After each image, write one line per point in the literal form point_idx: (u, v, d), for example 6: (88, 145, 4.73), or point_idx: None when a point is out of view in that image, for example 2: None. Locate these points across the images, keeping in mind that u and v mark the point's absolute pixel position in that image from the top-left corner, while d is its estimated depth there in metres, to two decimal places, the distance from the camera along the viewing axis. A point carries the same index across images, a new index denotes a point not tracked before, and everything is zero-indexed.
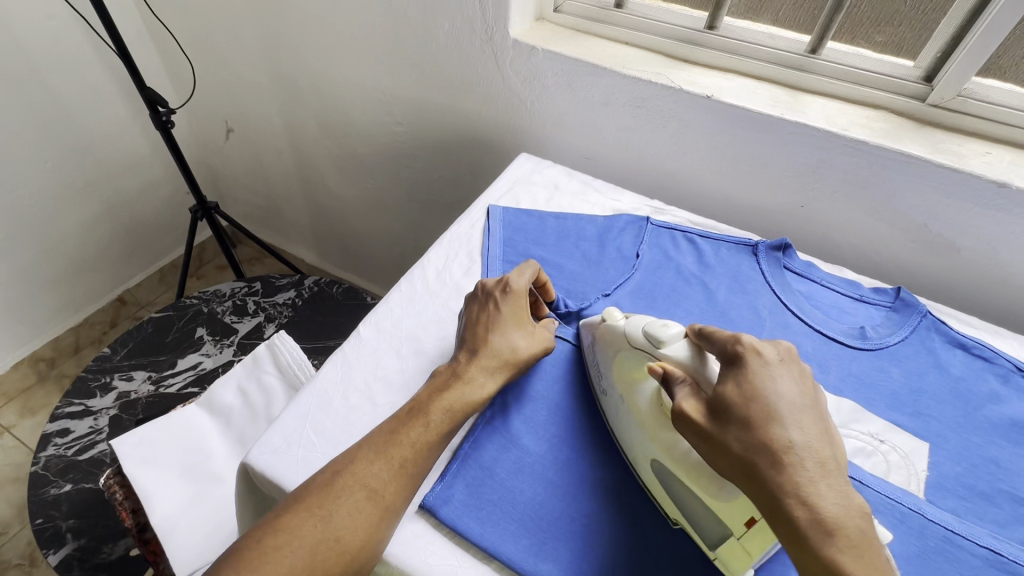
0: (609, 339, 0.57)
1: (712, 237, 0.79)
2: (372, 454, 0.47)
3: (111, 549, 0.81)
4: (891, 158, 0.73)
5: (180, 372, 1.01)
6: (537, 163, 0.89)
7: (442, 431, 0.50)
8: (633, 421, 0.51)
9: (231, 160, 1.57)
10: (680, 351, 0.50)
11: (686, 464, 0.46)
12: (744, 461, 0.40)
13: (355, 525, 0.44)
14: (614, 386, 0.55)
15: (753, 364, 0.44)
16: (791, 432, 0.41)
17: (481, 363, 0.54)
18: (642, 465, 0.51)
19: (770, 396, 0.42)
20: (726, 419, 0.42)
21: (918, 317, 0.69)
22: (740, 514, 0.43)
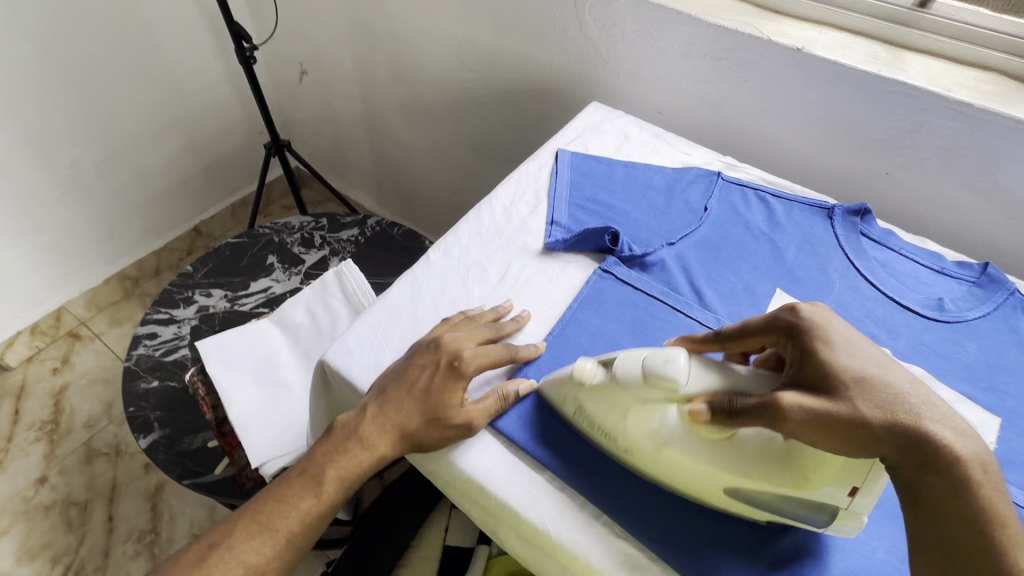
0: (599, 394, 0.48)
1: (785, 197, 0.76)
2: (298, 485, 0.50)
3: (192, 439, 0.88)
4: (998, 124, 0.68)
5: (253, 293, 1.09)
6: (608, 113, 0.87)
7: (370, 464, 0.51)
8: (676, 462, 0.46)
9: (303, 102, 1.62)
10: (702, 382, 0.44)
11: (771, 464, 0.43)
12: (890, 427, 0.39)
13: (281, 555, 0.49)
14: (630, 435, 0.47)
15: (826, 322, 0.45)
16: (899, 376, 0.42)
17: (411, 406, 0.51)
18: (704, 488, 0.47)
19: (859, 348, 0.43)
20: (824, 392, 0.41)
21: (1004, 295, 0.66)
22: (818, 482, 0.43)
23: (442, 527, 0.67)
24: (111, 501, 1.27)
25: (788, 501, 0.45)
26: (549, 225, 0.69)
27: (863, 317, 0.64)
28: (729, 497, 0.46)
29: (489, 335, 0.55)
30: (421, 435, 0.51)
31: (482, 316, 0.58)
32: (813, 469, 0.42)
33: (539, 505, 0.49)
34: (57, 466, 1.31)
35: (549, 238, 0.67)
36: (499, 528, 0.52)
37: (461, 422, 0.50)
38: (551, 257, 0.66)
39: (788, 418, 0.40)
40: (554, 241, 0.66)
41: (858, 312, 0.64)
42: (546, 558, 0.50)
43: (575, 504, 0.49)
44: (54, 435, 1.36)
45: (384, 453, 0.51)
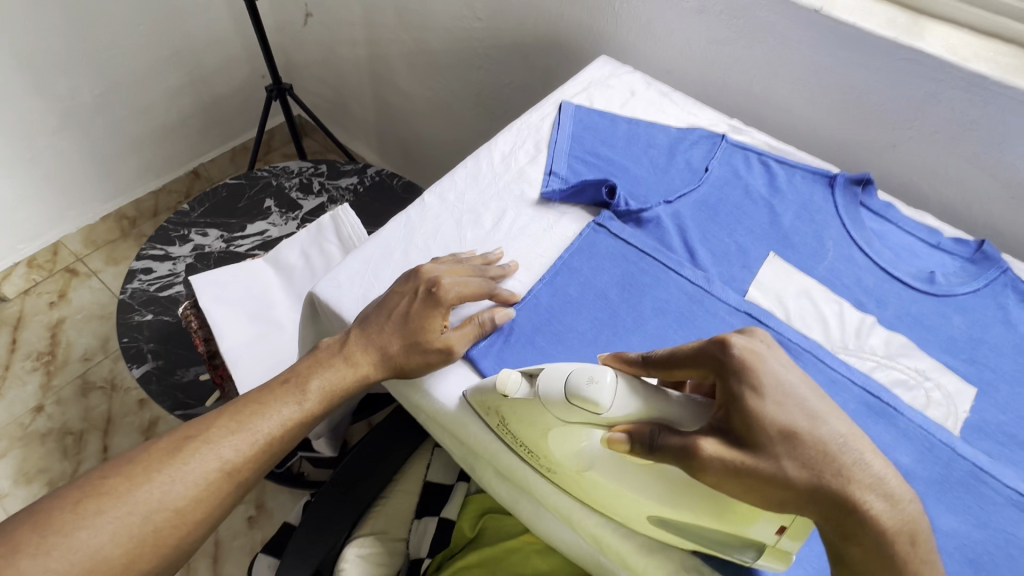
0: (519, 413, 0.47)
1: (788, 163, 0.75)
2: (282, 393, 0.53)
3: (184, 372, 0.90)
4: (1010, 98, 0.67)
5: (249, 236, 1.09)
6: (616, 68, 0.85)
7: (352, 384, 0.54)
8: (602, 485, 0.45)
9: (307, 46, 1.58)
10: (626, 409, 0.42)
11: (695, 499, 0.41)
12: (808, 485, 0.38)
13: (254, 459, 0.50)
14: (557, 458, 0.47)
15: (756, 363, 0.41)
16: (838, 427, 0.40)
17: (393, 329, 0.53)
18: (630, 513, 0.45)
19: (801, 398, 0.40)
20: (763, 446, 0.38)
21: (996, 272, 0.65)
22: (769, 527, 0.41)
23: (425, 463, 0.68)
24: (105, 433, 1.30)
25: (745, 541, 0.43)
26: (547, 175, 0.68)
27: (853, 285, 0.64)
28: (652, 525, 0.45)
29: (473, 274, 0.56)
30: (402, 358, 0.52)
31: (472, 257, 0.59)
32: (719, 512, 0.41)
33: (516, 444, 0.50)
34: (53, 397, 1.34)
35: (546, 187, 0.66)
36: (478, 465, 0.55)
37: (441, 347, 0.52)
38: (547, 207, 0.66)
39: (730, 472, 0.38)
40: (551, 191, 0.66)
41: (848, 280, 0.64)
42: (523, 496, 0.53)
43: None
44: (50, 366, 1.38)
45: (366, 372, 0.53)
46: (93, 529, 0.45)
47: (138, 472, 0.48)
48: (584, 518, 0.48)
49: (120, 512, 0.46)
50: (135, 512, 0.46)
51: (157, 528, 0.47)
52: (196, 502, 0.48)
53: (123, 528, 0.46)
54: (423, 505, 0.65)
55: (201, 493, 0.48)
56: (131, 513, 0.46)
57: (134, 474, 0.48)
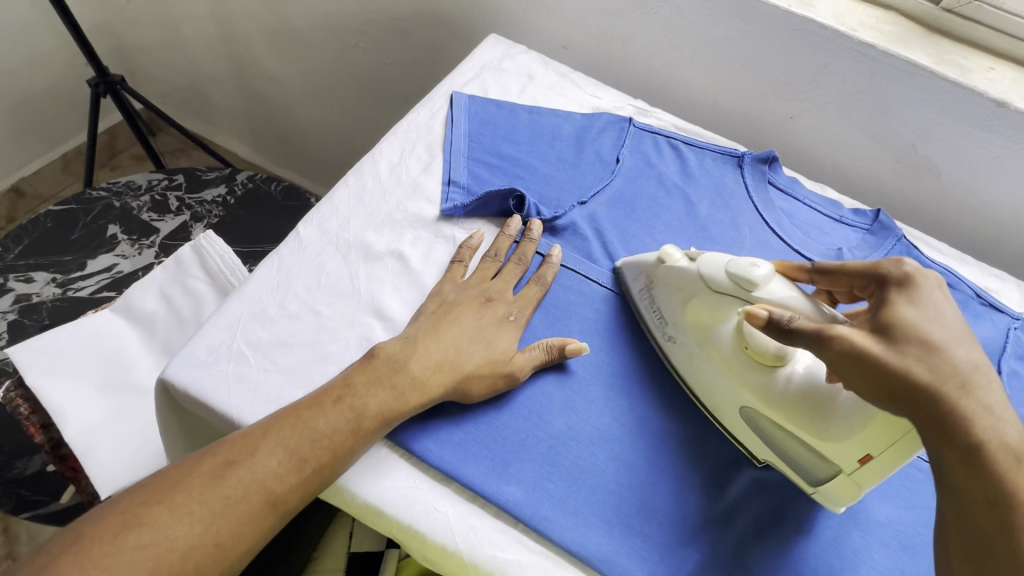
0: (675, 283, 0.51)
1: (697, 145, 0.72)
2: (330, 407, 0.41)
3: (25, 464, 0.70)
4: (894, 65, 0.68)
5: (92, 274, 0.89)
6: (509, 48, 0.76)
7: (417, 405, 0.44)
8: (716, 364, 0.48)
9: (141, 25, 1.31)
10: (779, 295, 0.44)
11: (791, 403, 0.43)
12: (934, 388, 0.35)
13: (289, 484, 0.39)
14: (682, 328, 0.50)
15: (921, 282, 0.40)
16: (974, 353, 0.37)
17: (396, 394, 0.43)
18: (723, 405, 0.48)
19: (942, 319, 0.38)
20: (901, 345, 0.37)
21: (893, 241, 0.68)
22: (853, 452, 0.41)
23: (347, 534, 0.61)
24: None
25: (825, 464, 0.43)
26: (445, 186, 0.59)
27: None
28: (742, 421, 0.47)
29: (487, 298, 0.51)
30: (457, 359, 0.46)
31: (481, 265, 0.54)
32: (817, 418, 0.42)
33: (447, 522, 0.42)
34: None
35: (447, 202, 0.57)
36: None
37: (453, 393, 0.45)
38: (449, 225, 0.57)
39: (857, 360, 0.37)
40: (452, 206, 0.57)
41: None
42: None
43: (491, 517, 0.43)
44: None
45: (421, 378, 0.44)
46: (96, 564, 0.34)
47: (165, 494, 0.37)
48: None
49: (132, 540, 0.35)
50: (157, 545, 0.35)
51: (187, 564, 0.36)
52: (230, 533, 0.37)
53: (139, 565, 0.35)
54: None
55: (229, 520, 0.37)
56: (146, 550, 0.35)
57: (155, 494, 0.37)
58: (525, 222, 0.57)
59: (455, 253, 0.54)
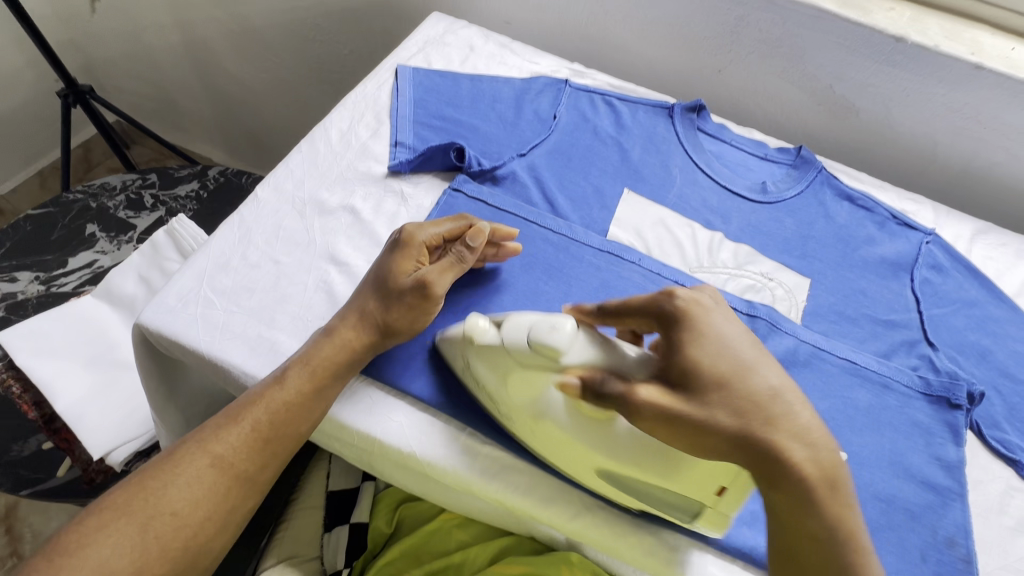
0: (485, 357, 0.45)
1: (630, 99, 0.77)
2: (264, 377, 0.47)
3: (21, 446, 0.73)
4: (803, 12, 0.74)
5: (74, 271, 0.93)
6: (451, 23, 0.81)
7: (339, 355, 0.48)
8: (556, 437, 0.44)
9: (105, 38, 1.34)
10: (583, 354, 0.41)
11: (635, 458, 0.41)
12: (737, 433, 0.37)
13: (258, 458, 0.45)
14: (508, 400, 0.45)
15: (698, 314, 0.41)
16: (768, 377, 0.39)
17: (321, 348, 0.48)
18: (578, 469, 0.45)
19: (726, 349, 0.40)
20: (696, 393, 0.38)
21: (814, 173, 0.73)
22: (708, 490, 0.41)
23: (324, 475, 0.66)
24: None
25: (689, 504, 0.43)
26: (392, 147, 0.64)
27: (700, 207, 0.68)
28: (601, 481, 0.45)
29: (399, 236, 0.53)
30: (385, 317, 0.49)
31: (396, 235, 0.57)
32: (662, 469, 0.40)
33: (403, 430, 0.49)
34: None
35: (393, 160, 0.62)
36: (374, 460, 0.52)
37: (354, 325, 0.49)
38: (397, 180, 0.62)
39: (667, 419, 0.38)
40: (398, 163, 0.62)
41: (695, 203, 0.68)
42: (422, 482, 0.52)
43: (442, 422, 0.50)
44: None
45: (349, 341, 0.48)
46: (95, 550, 0.40)
47: (133, 482, 0.43)
48: (485, 488, 0.48)
49: (126, 524, 0.41)
50: (118, 520, 0.41)
51: (150, 534, 0.41)
52: (185, 501, 0.43)
53: (107, 543, 0.40)
54: (330, 516, 0.63)
55: (209, 496, 0.43)
56: (111, 529, 0.41)
57: (135, 486, 0.43)
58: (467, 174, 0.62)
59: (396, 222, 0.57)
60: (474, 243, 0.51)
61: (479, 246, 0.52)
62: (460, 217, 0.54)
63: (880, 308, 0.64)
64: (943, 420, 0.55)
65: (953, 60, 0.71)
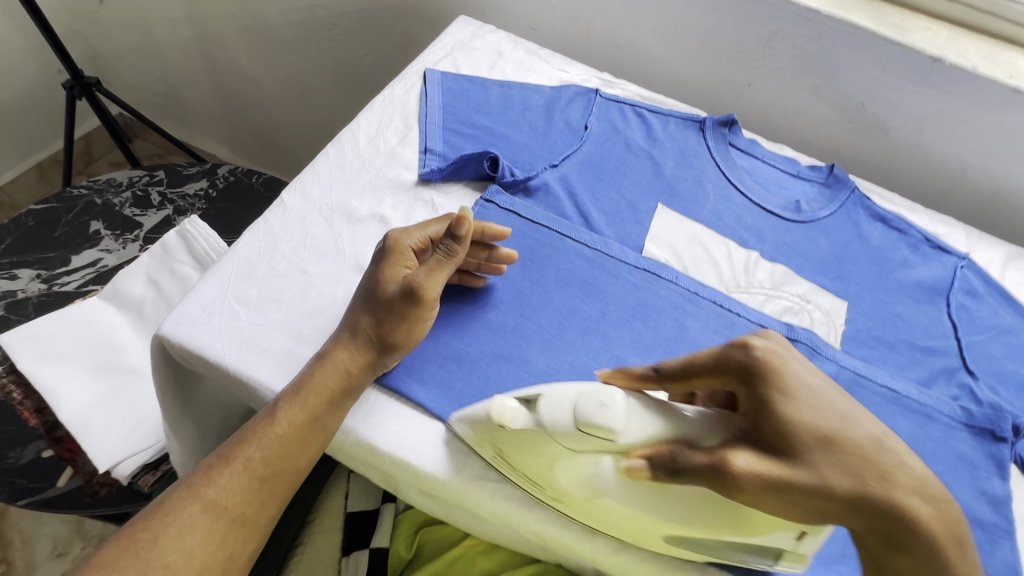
0: (520, 441, 0.42)
1: (661, 112, 0.75)
2: (257, 414, 0.45)
3: (19, 453, 0.69)
4: (839, 29, 0.72)
5: (77, 270, 0.90)
6: (478, 28, 0.79)
7: (333, 385, 0.45)
8: (618, 512, 0.42)
9: (112, 29, 1.31)
10: (639, 429, 0.38)
11: (708, 519, 0.39)
12: (861, 494, 0.35)
13: (256, 498, 0.43)
14: (563, 486, 0.43)
15: (778, 363, 0.39)
16: (867, 424, 0.37)
17: (312, 379, 0.45)
18: (647, 538, 0.43)
19: (820, 400, 0.38)
20: (810, 453, 0.36)
21: (847, 193, 0.72)
22: (790, 535, 0.39)
23: (342, 493, 0.64)
24: None
25: (767, 551, 0.41)
26: (422, 154, 0.62)
27: (733, 225, 0.67)
28: (670, 545, 0.43)
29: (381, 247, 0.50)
30: (382, 337, 0.47)
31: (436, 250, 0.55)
32: (746, 525, 0.38)
33: (438, 455, 0.46)
34: None
35: (423, 168, 0.60)
36: (401, 484, 0.49)
37: (345, 349, 0.46)
38: (427, 189, 0.60)
39: (771, 486, 0.35)
40: (429, 171, 0.60)
41: (729, 220, 0.67)
42: (455, 508, 0.49)
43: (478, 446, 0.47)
44: None
45: (342, 370, 0.45)
46: None
47: (125, 536, 0.41)
48: (524, 518, 0.46)
49: None
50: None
51: None
52: (180, 553, 0.41)
53: None
54: (348, 539, 0.61)
55: (206, 545, 0.42)
56: None
57: (126, 540, 0.41)
58: (500, 184, 0.60)
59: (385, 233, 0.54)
60: (461, 232, 0.47)
61: (466, 234, 0.47)
62: (447, 217, 0.51)
63: (918, 334, 0.62)
64: (987, 453, 0.54)
65: (990, 83, 0.69)
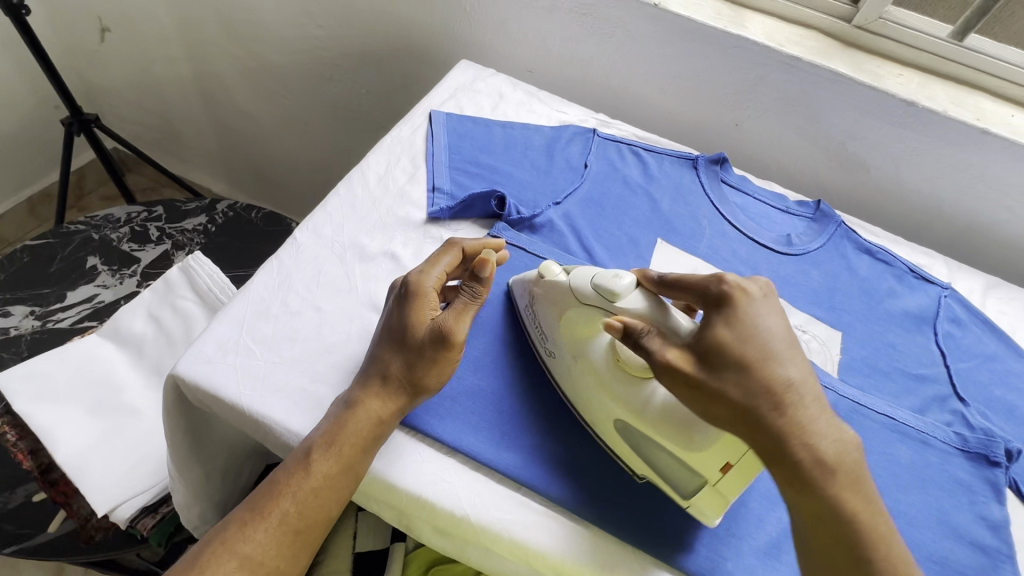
0: (551, 298, 0.51)
1: (656, 151, 0.79)
2: (288, 463, 0.43)
3: (8, 496, 0.68)
4: (819, 75, 0.77)
5: (72, 306, 0.89)
6: (480, 71, 0.83)
7: (368, 431, 0.44)
8: (593, 381, 0.48)
9: (112, 67, 1.33)
10: (634, 303, 0.45)
11: (654, 413, 0.44)
12: (747, 410, 0.39)
13: (290, 552, 0.42)
14: (561, 344, 0.51)
15: (743, 301, 0.41)
16: (790, 369, 0.40)
17: (346, 425, 0.44)
18: (600, 420, 0.48)
19: (759, 336, 0.40)
20: (721, 369, 0.40)
21: (834, 227, 0.75)
22: (717, 460, 0.42)
23: (350, 532, 0.65)
24: None
25: (694, 477, 0.44)
26: (431, 192, 0.64)
27: (729, 258, 0.69)
28: (616, 435, 0.48)
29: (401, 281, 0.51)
30: (416, 382, 0.46)
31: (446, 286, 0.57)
32: (672, 422, 0.43)
33: (455, 492, 0.46)
34: None
35: (432, 206, 0.62)
36: (415, 523, 0.49)
37: (378, 394, 0.45)
38: (436, 226, 0.62)
39: (687, 381, 0.40)
40: (438, 210, 0.62)
41: (725, 254, 0.69)
42: (469, 549, 0.48)
43: (494, 481, 0.48)
44: None
45: (377, 415, 0.45)
46: None
47: None
48: (543, 558, 0.45)
49: None
50: None
51: None
52: None
53: None
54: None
55: None
56: None
57: None
58: (506, 221, 0.62)
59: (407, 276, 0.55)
60: (484, 274, 0.50)
61: (489, 277, 0.50)
62: (451, 245, 0.53)
63: (909, 362, 0.65)
64: (983, 478, 0.55)
65: (960, 125, 0.74)
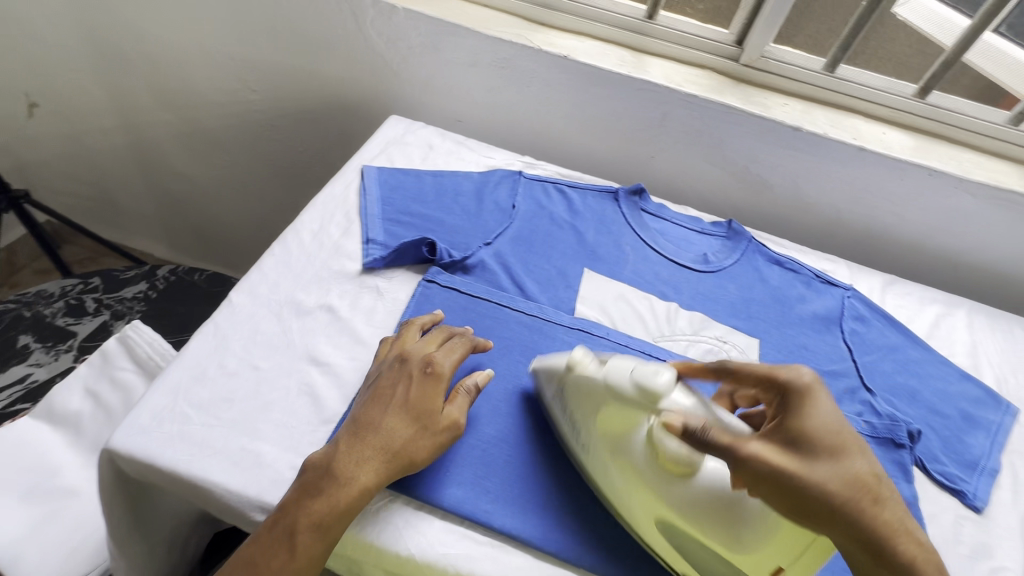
0: (583, 393, 0.50)
1: (579, 187, 0.85)
2: (267, 538, 0.42)
3: None
4: (716, 109, 0.86)
5: (2, 389, 0.84)
6: (409, 125, 0.88)
7: (353, 502, 0.44)
8: (632, 478, 0.47)
9: (41, 141, 1.31)
10: (682, 400, 0.45)
11: (700, 510, 0.43)
12: (846, 501, 0.41)
13: None
14: (594, 440, 0.49)
15: (819, 392, 0.46)
16: (872, 462, 0.44)
17: (335, 499, 0.43)
18: (643, 520, 0.47)
19: (841, 428, 0.44)
20: (812, 458, 0.42)
21: (746, 243, 0.82)
22: (768, 565, 0.43)
23: None
24: None
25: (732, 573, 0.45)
26: (365, 244, 0.67)
27: (652, 280, 0.75)
28: (658, 534, 0.47)
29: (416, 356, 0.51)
30: (406, 453, 0.46)
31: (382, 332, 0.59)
32: (724, 519, 0.42)
33: (400, 532, 0.47)
34: None
35: (366, 257, 0.65)
36: (365, 569, 0.49)
37: (371, 470, 0.45)
38: (371, 276, 0.64)
39: (778, 474, 0.41)
40: (372, 260, 0.64)
41: (648, 276, 0.75)
42: None
43: (438, 518, 0.49)
44: None
45: (364, 487, 0.44)
46: None
47: None
48: None
49: None
50: None
51: None
52: None
53: None
54: None
55: None
56: None
57: None
58: (439, 265, 0.66)
59: (377, 360, 0.54)
60: (481, 380, 0.53)
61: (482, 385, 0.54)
62: (463, 336, 0.56)
63: (820, 360, 0.71)
64: (893, 460, 0.61)
65: (840, 144, 0.84)
